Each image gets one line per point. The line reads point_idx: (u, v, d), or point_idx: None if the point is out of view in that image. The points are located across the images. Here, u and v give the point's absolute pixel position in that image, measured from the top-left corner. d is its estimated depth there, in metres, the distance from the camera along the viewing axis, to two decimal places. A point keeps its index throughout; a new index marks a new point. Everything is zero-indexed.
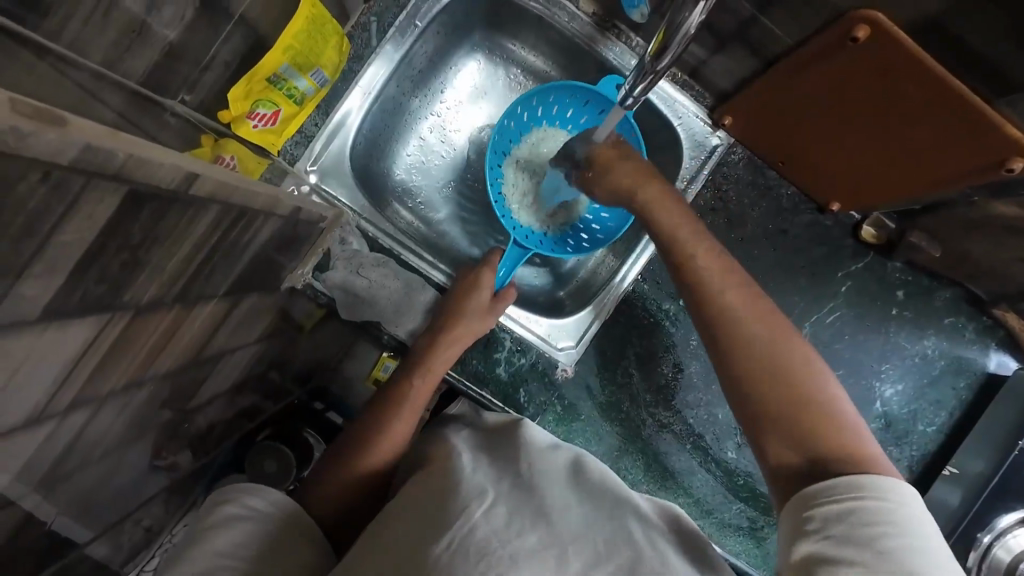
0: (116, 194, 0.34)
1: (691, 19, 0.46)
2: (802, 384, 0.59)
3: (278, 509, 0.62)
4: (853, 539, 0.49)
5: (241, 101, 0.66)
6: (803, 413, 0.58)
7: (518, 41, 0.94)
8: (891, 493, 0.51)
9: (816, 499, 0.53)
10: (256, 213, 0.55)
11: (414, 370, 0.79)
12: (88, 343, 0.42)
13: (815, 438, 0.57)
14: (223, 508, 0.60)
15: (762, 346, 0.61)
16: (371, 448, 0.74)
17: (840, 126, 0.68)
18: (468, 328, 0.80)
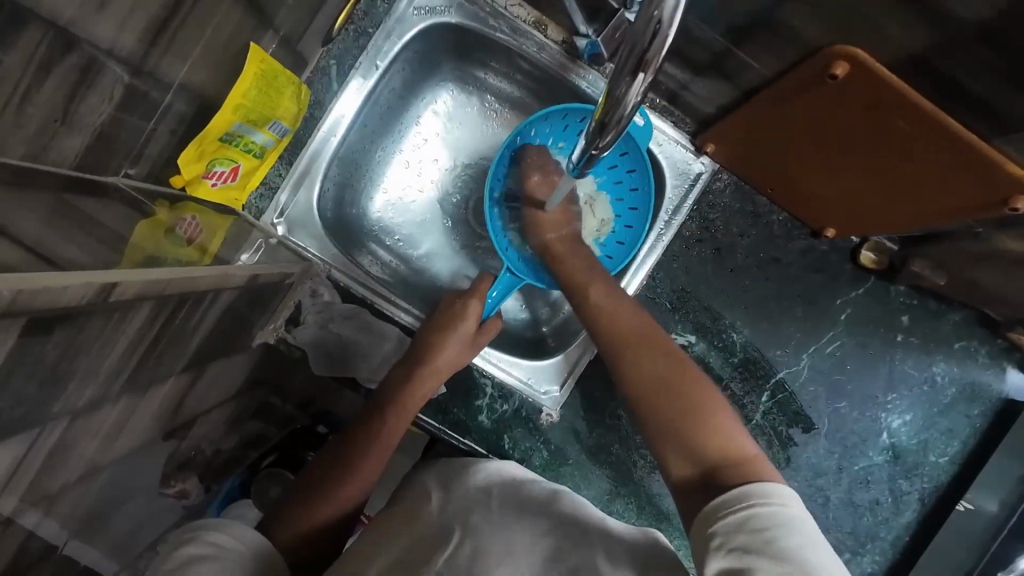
0: (12, 326, 0.32)
1: (630, 93, 0.42)
2: (685, 393, 0.59)
3: (245, 546, 0.58)
4: (754, 547, 0.45)
5: (194, 163, 0.64)
6: (672, 413, 0.58)
7: (489, 71, 0.90)
8: (784, 496, 0.49)
9: (717, 513, 0.50)
10: (200, 294, 0.53)
11: (388, 404, 0.74)
12: (20, 458, 0.41)
13: (700, 445, 0.55)
14: (185, 549, 0.55)
15: (661, 368, 0.61)
16: (341, 486, 0.68)
17: (827, 160, 0.63)
18: (446, 361, 0.76)
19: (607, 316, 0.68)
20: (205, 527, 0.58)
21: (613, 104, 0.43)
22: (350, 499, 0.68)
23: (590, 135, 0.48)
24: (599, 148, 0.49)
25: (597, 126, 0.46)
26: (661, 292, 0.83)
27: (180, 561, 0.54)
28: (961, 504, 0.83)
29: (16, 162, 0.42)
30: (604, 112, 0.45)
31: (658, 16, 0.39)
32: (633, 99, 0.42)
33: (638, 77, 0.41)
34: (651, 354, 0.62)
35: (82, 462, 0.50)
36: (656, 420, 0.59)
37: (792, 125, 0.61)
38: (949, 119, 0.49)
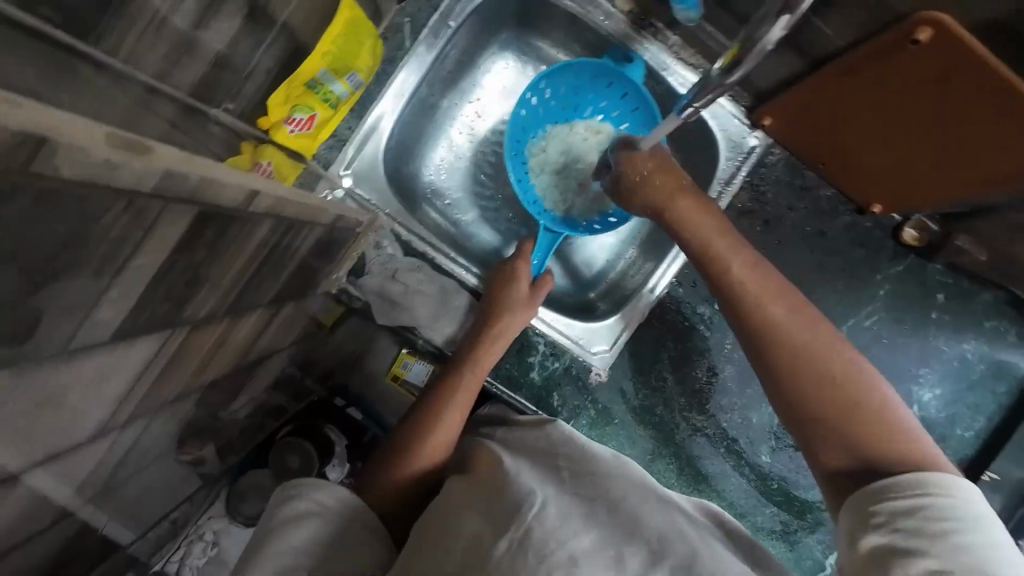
0: (187, 216, 0.34)
1: (770, 35, 0.45)
2: (859, 384, 0.58)
3: (345, 503, 0.59)
4: (924, 532, 0.47)
5: (280, 105, 0.66)
6: (853, 402, 0.57)
7: (549, 40, 0.93)
8: (965, 492, 0.49)
9: (881, 494, 0.51)
10: (302, 225, 0.55)
11: (463, 367, 0.76)
12: (147, 361, 0.42)
13: (867, 439, 0.55)
14: (288, 504, 0.57)
15: (830, 351, 0.60)
16: (423, 444, 0.70)
17: (893, 131, 0.66)
18: (512, 324, 0.78)
19: (736, 289, 0.66)
20: (308, 485, 0.59)
21: (751, 46, 0.47)
22: (436, 460, 0.70)
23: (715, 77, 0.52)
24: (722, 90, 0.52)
25: (726, 67, 0.50)
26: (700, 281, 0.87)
27: (284, 518, 0.56)
28: (986, 474, 0.87)
29: (151, 77, 0.44)
30: (740, 52, 0.48)
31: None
32: (771, 42, 0.45)
33: (783, 18, 0.44)
34: (832, 339, 0.61)
35: (179, 380, 0.51)
36: (816, 410, 0.58)
37: (865, 95, 0.64)
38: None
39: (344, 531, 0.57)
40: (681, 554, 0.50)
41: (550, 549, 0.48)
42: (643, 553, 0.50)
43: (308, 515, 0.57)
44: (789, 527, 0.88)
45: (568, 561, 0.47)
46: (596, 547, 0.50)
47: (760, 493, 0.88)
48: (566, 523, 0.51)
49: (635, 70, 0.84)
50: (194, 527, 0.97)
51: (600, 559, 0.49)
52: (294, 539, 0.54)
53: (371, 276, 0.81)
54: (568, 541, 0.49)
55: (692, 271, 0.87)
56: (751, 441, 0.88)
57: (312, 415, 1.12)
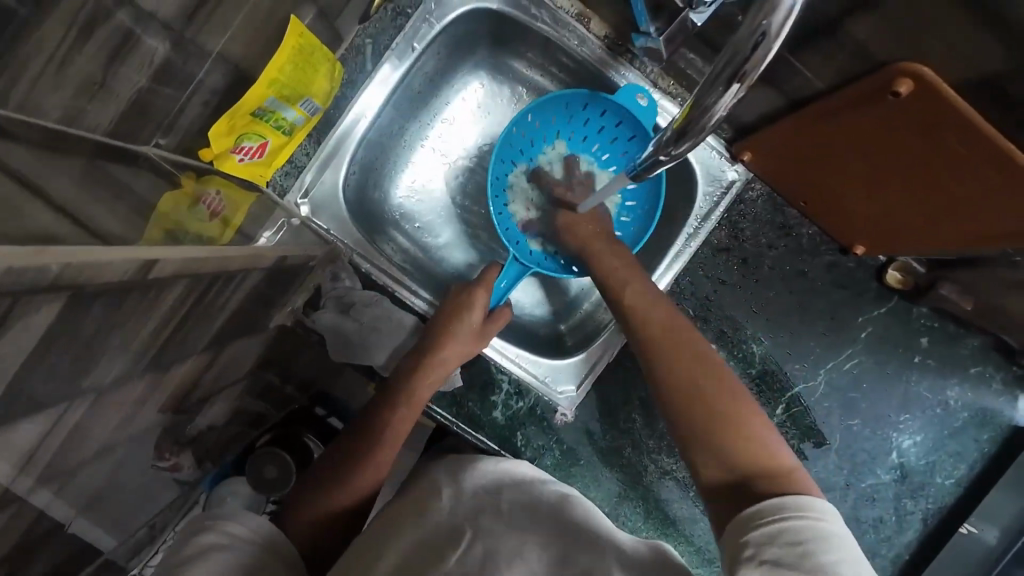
0: (56, 300, 0.31)
1: (719, 104, 0.43)
2: (716, 399, 0.59)
3: (260, 535, 0.57)
4: (785, 562, 0.45)
5: (224, 137, 0.62)
6: (710, 419, 0.58)
7: (525, 61, 0.88)
8: (822, 512, 0.49)
9: (751, 521, 0.50)
10: (232, 274, 0.52)
11: (399, 396, 0.72)
12: (43, 437, 0.39)
13: (734, 452, 0.56)
14: (202, 537, 0.55)
15: (702, 372, 0.61)
16: (357, 474, 0.68)
17: (873, 178, 0.62)
18: (453, 353, 0.74)
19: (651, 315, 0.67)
20: (223, 514, 0.57)
21: (700, 113, 0.44)
22: (364, 492, 0.68)
23: (664, 141, 0.49)
24: (668, 155, 0.49)
25: (676, 133, 0.47)
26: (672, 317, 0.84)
27: (194, 550, 0.54)
28: (965, 527, 0.84)
29: (51, 125, 0.40)
30: (688, 119, 0.45)
31: (762, 27, 0.39)
32: (720, 111, 0.43)
33: (733, 88, 0.42)
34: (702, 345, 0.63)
35: (102, 438, 0.48)
36: (702, 437, 0.58)
37: (842, 140, 0.60)
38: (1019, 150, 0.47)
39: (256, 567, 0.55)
40: None
41: None
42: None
43: (222, 547, 0.54)
44: None
45: None
46: None
47: None
48: None
49: (646, 112, 0.78)
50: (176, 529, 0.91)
51: None
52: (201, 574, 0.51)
53: (323, 312, 0.77)
54: None
55: None
56: None
57: (292, 423, 1.11)
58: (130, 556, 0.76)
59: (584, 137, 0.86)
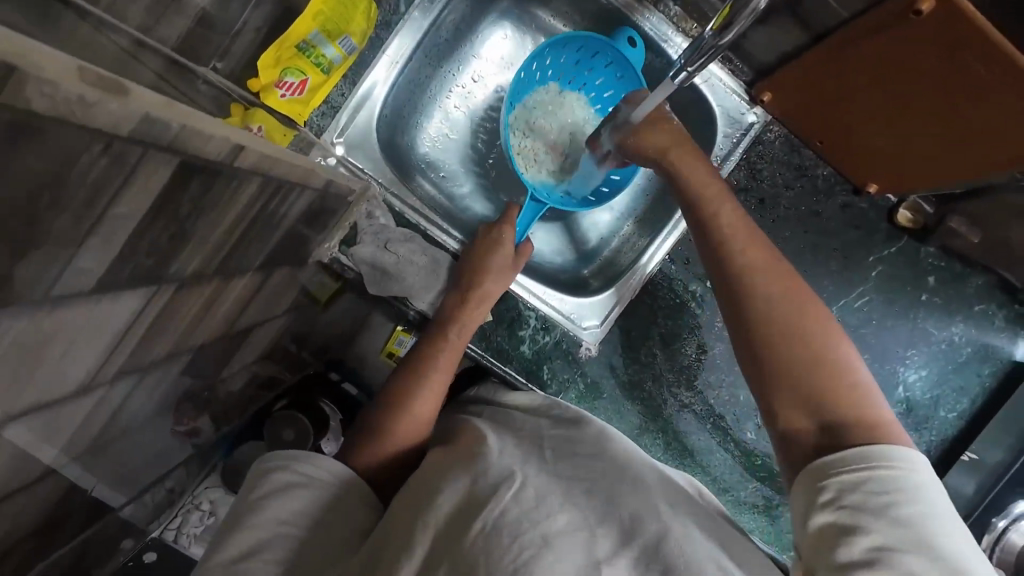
0: (169, 165, 0.34)
1: None
2: (812, 334, 0.58)
3: (332, 477, 0.61)
4: (867, 508, 0.48)
5: (270, 68, 0.71)
6: (803, 351, 0.57)
7: (550, 10, 0.91)
8: (908, 463, 0.49)
9: (830, 470, 0.52)
10: (291, 187, 0.55)
11: (450, 324, 0.78)
12: (134, 316, 0.42)
13: (829, 399, 0.55)
14: (278, 475, 0.59)
15: (788, 307, 0.60)
16: (410, 408, 0.72)
17: (892, 107, 0.65)
18: (495, 287, 0.79)
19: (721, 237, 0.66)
20: (293, 456, 0.61)
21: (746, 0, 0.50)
22: (424, 423, 0.72)
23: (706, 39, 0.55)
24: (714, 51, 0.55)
25: (719, 28, 0.53)
26: (692, 258, 0.88)
27: (274, 486, 0.58)
28: (966, 455, 0.87)
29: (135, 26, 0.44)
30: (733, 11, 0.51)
31: None
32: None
33: None
34: (784, 281, 0.62)
35: (175, 333, 0.51)
36: (780, 351, 0.58)
37: (864, 69, 0.63)
38: None
39: (335, 503, 0.60)
40: (652, 534, 0.50)
41: (523, 530, 0.48)
42: (615, 534, 0.50)
43: (296, 485, 0.58)
44: (771, 502, 0.90)
45: (544, 540, 0.48)
46: (570, 528, 0.49)
47: (744, 468, 0.89)
48: (542, 502, 0.51)
49: (636, 54, 0.84)
50: (191, 496, 0.99)
51: (574, 537, 0.49)
52: (285, 509, 0.56)
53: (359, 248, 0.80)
54: (541, 522, 0.49)
55: (685, 248, 0.87)
56: (736, 418, 0.89)
57: (304, 390, 1.10)
58: (150, 516, 0.85)
59: (571, 77, 0.91)
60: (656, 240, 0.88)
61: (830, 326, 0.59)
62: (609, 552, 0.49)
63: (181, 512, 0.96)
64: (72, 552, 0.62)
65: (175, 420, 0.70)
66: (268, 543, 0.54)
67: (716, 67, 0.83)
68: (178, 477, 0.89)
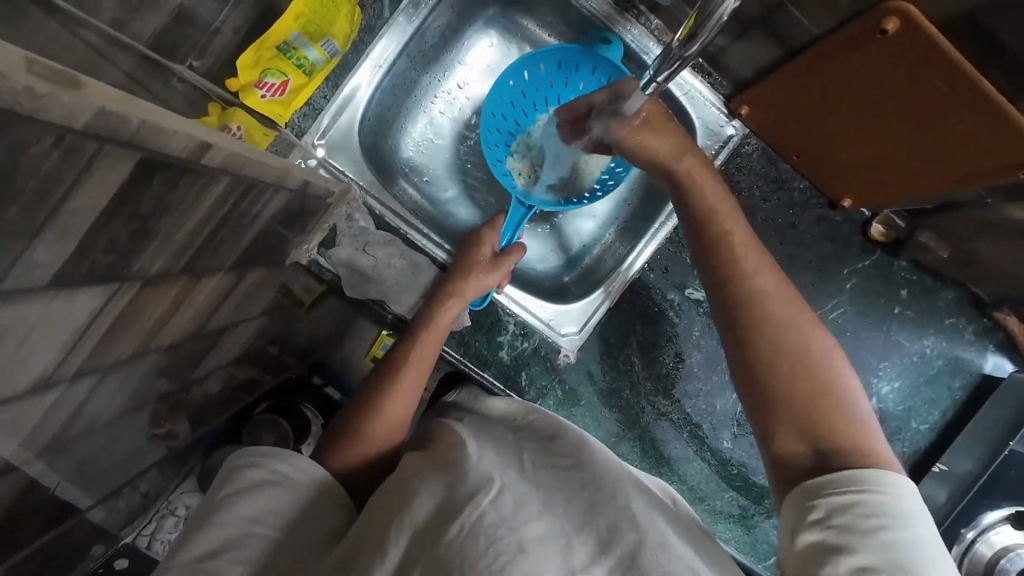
0: (129, 161, 0.34)
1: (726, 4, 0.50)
2: (812, 363, 0.58)
3: (308, 477, 0.60)
4: (855, 530, 0.48)
5: (250, 68, 0.71)
6: (802, 379, 0.57)
7: (534, 21, 0.92)
8: (897, 489, 0.50)
9: (821, 490, 0.52)
10: (265, 186, 0.55)
11: (421, 326, 0.78)
12: (94, 314, 0.42)
13: (826, 428, 0.56)
14: (251, 472, 0.58)
15: (793, 334, 0.59)
16: (386, 411, 0.71)
17: (863, 122, 0.67)
18: (472, 287, 0.79)
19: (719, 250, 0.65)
20: (268, 454, 0.60)
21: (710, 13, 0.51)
22: (397, 427, 0.71)
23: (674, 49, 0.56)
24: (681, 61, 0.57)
25: (685, 39, 0.54)
26: (671, 268, 0.88)
27: (246, 484, 0.57)
28: (936, 466, 0.89)
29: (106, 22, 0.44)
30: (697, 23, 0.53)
31: None
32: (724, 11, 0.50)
33: None
34: (790, 308, 0.61)
35: (141, 332, 0.51)
36: (779, 379, 0.58)
37: (836, 85, 0.65)
38: (995, 87, 0.52)
39: (308, 503, 0.59)
40: (629, 544, 0.50)
41: (501, 535, 0.47)
42: (592, 543, 0.50)
43: (270, 484, 0.57)
44: (747, 511, 0.90)
45: (520, 547, 0.47)
46: (547, 537, 0.49)
47: (720, 477, 0.90)
48: (520, 511, 0.50)
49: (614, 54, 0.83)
50: (166, 502, 0.97)
51: (552, 545, 0.49)
52: (256, 506, 0.55)
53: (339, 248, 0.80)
54: (518, 529, 0.48)
55: (664, 257, 0.88)
56: (713, 427, 0.89)
57: (286, 393, 1.09)
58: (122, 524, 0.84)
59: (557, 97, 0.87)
60: (635, 249, 0.88)
61: (830, 355, 0.59)
62: (587, 560, 0.49)
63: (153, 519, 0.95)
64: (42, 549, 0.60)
65: (151, 417, 0.69)
66: (237, 540, 0.53)
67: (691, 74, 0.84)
68: (154, 480, 0.87)
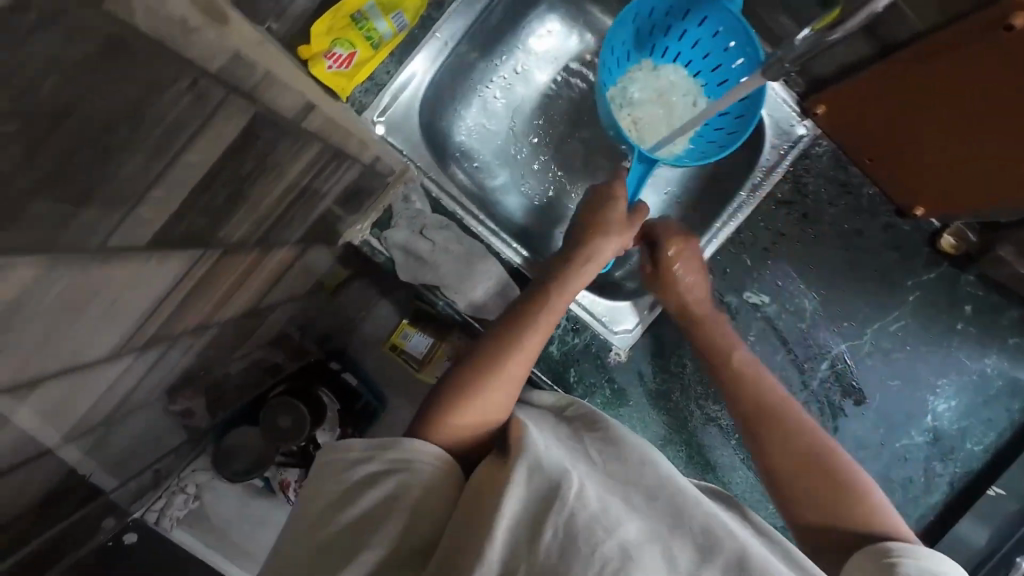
0: (244, 115, 0.31)
1: None
2: (814, 454, 0.64)
3: (430, 463, 0.53)
4: None
5: (322, 36, 0.65)
6: (804, 472, 0.63)
7: (600, 6, 0.89)
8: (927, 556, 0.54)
9: (876, 554, 0.53)
10: (347, 155, 0.53)
11: (552, 285, 0.72)
12: (176, 281, 0.39)
13: (835, 506, 0.61)
14: (363, 467, 0.52)
15: (790, 432, 0.66)
16: (508, 365, 0.63)
17: (958, 127, 0.63)
18: (609, 247, 0.76)
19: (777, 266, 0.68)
20: (384, 442, 0.53)
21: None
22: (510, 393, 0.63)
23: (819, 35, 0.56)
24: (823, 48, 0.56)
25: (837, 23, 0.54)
26: (732, 270, 0.85)
27: (356, 482, 0.51)
28: (991, 489, 0.86)
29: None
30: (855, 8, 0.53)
31: None
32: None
33: None
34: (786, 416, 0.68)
35: (210, 303, 0.49)
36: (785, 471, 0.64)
37: (937, 84, 0.61)
38: None
39: (430, 497, 0.51)
40: (733, 551, 0.48)
41: (598, 537, 0.46)
42: (692, 548, 0.48)
43: (388, 476, 0.51)
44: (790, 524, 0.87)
45: (625, 552, 0.46)
46: (644, 536, 0.48)
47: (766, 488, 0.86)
48: (608, 506, 0.49)
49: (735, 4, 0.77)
50: (177, 479, 0.96)
51: (652, 549, 0.47)
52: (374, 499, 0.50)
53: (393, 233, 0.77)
54: (615, 529, 0.47)
55: (723, 258, 0.85)
56: None
57: (306, 376, 1.03)
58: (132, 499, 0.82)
59: (664, 48, 0.85)
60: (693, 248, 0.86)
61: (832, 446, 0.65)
62: (691, 566, 0.47)
63: (163, 498, 0.93)
64: (52, 537, 0.57)
65: (170, 401, 0.65)
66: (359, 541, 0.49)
67: (777, 83, 0.82)
68: (167, 459, 0.87)
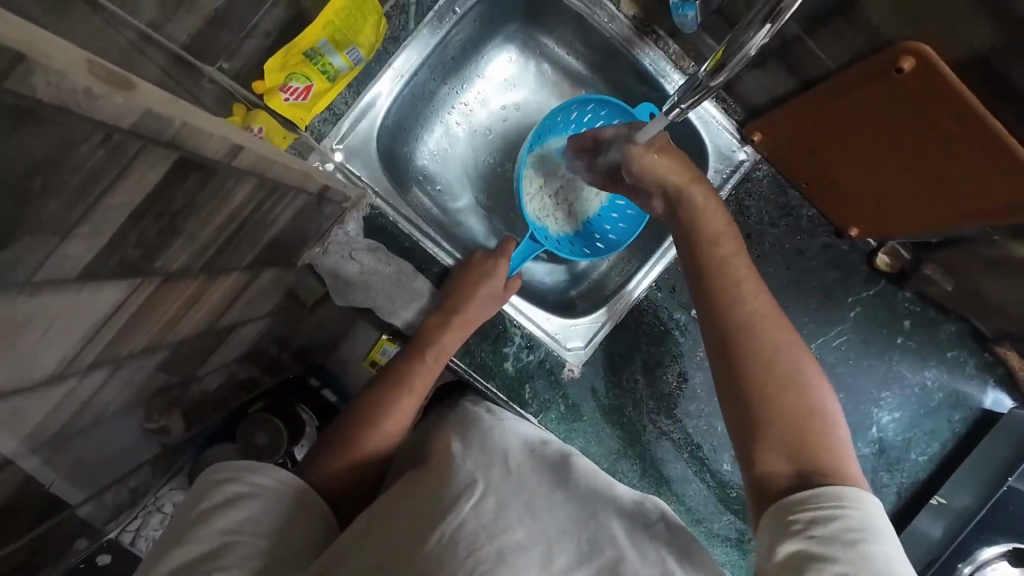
0: (166, 160, 0.34)
1: (753, 41, 0.52)
2: (775, 353, 0.60)
3: (283, 486, 0.60)
4: (835, 540, 0.49)
5: (276, 72, 0.74)
6: (768, 366, 0.60)
7: (554, 38, 0.94)
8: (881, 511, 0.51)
9: (794, 506, 0.53)
10: (287, 188, 0.57)
11: (428, 346, 0.78)
12: (114, 307, 0.42)
13: (807, 447, 0.56)
14: (226, 486, 0.57)
15: (765, 340, 0.61)
16: (381, 424, 0.72)
17: (873, 156, 0.68)
18: (478, 309, 0.81)
19: (720, 300, 0.64)
20: (240, 467, 0.59)
21: (737, 48, 0.53)
22: (383, 445, 0.72)
23: (702, 78, 0.58)
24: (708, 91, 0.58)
25: (713, 70, 0.57)
26: (677, 287, 0.89)
27: (223, 497, 0.56)
28: (934, 498, 0.88)
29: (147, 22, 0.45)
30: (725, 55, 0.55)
31: None
32: (754, 47, 0.52)
33: (767, 26, 0.51)
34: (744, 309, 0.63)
35: (154, 327, 0.50)
36: (746, 376, 0.60)
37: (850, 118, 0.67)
38: (1002, 129, 0.54)
39: (286, 519, 0.58)
40: (609, 557, 0.54)
41: (482, 544, 0.51)
42: (572, 553, 0.54)
43: (246, 495, 0.57)
44: (744, 536, 0.89)
45: (500, 555, 0.51)
46: (529, 542, 0.53)
47: (717, 500, 0.89)
48: (501, 516, 0.54)
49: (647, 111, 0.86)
50: (154, 497, 0.91)
51: (534, 557, 0.52)
52: (232, 519, 0.54)
53: (326, 254, 0.81)
54: (499, 537, 0.52)
55: (671, 276, 0.89)
56: (713, 449, 0.89)
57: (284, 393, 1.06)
58: (109, 519, 0.80)
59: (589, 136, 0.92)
60: (645, 267, 0.90)
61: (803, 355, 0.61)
62: (564, 566, 0.53)
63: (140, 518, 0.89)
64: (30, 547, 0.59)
65: (146, 415, 0.67)
66: (212, 554, 0.52)
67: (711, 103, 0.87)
68: (143, 476, 0.83)
